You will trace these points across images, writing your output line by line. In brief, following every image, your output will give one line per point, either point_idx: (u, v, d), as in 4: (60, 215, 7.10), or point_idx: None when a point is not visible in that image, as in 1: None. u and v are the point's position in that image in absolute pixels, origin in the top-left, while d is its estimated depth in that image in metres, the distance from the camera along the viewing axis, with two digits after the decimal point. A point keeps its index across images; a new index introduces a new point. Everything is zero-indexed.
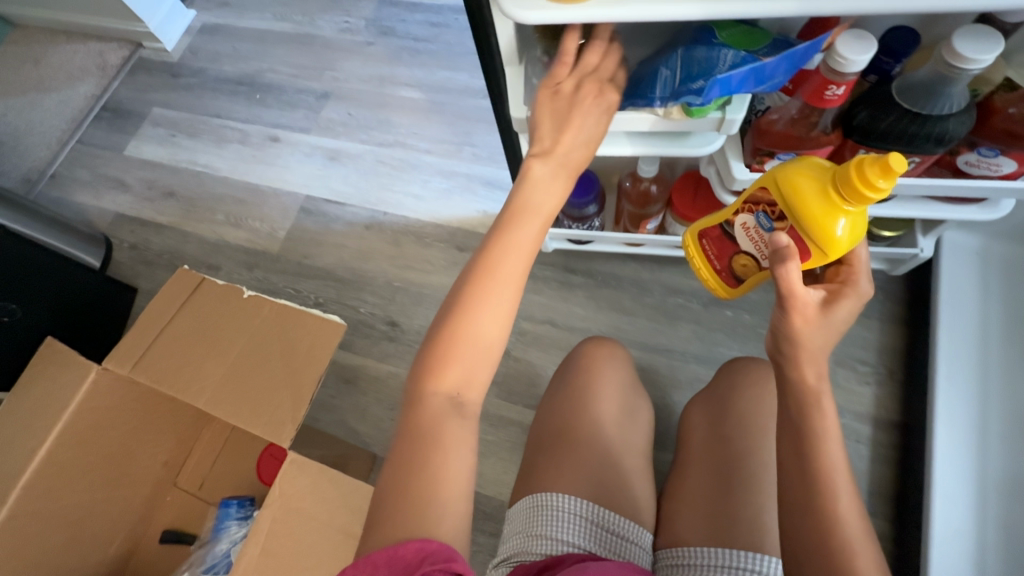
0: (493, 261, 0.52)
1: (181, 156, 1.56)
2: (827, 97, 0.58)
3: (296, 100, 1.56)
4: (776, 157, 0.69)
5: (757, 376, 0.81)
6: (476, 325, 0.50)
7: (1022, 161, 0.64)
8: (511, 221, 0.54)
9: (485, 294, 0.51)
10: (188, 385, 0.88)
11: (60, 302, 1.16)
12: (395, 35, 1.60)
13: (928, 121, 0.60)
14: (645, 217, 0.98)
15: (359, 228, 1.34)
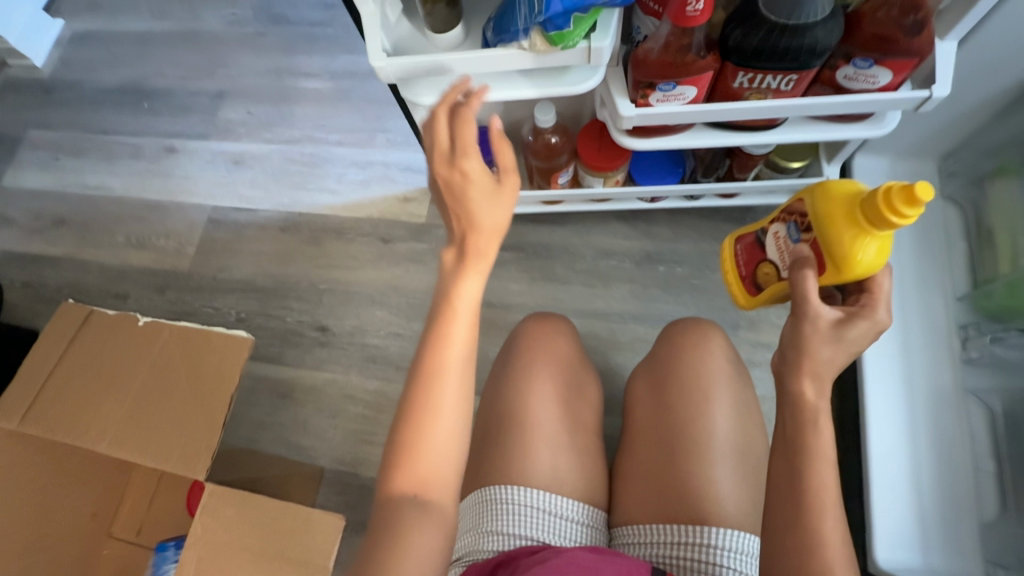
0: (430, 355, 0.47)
1: (68, 180, 1.42)
2: (689, 15, 0.55)
3: (189, 104, 1.44)
4: (657, 88, 0.66)
5: (702, 335, 0.80)
6: (425, 425, 0.46)
7: (896, 70, 0.62)
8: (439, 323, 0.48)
9: (426, 395, 0.47)
10: (84, 430, 0.80)
11: None
12: (288, 22, 1.48)
13: (800, 32, 0.58)
14: (555, 171, 0.93)
15: (276, 232, 1.25)
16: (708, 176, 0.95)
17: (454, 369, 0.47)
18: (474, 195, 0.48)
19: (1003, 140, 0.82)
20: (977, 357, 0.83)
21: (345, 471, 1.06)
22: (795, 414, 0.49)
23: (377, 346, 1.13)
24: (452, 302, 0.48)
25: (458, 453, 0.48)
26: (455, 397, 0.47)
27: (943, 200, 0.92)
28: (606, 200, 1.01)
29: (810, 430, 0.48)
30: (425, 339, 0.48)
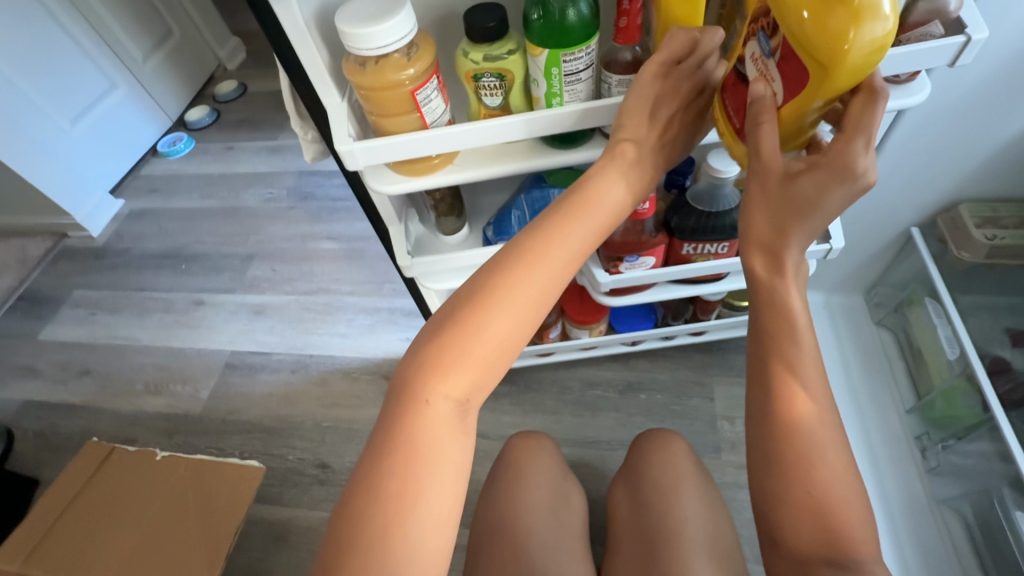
0: (458, 327, 0.46)
1: (100, 334, 1.56)
2: (639, 211, 0.69)
3: (221, 265, 1.65)
4: (625, 260, 0.77)
5: (665, 441, 0.87)
6: (430, 405, 0.44)
7: None
8: (484, 300, 0.46)
9: (442, 368, 0.45)
10: (88, 569, 0.81)
11: None
12: (315, 198, 1.78)
13: (720, 216, 0.74)
14: (546, 328, 1.05)
15: (287, 373, 1.36)
16: (677, 319, 1.06)
17: (489, 354, 0.46)
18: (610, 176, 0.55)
19: (905, 275, 0.99)
20: (937, 465, 0.90)
21: None
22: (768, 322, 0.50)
23: None
24: (505, 283, 0.47)
25: (463, 471, 0.45)
26: (473, 379, 0.46)
27: (876, 326, 1.06)
28: (594, 347, 1.12)
29: (803, 369, 0.48)
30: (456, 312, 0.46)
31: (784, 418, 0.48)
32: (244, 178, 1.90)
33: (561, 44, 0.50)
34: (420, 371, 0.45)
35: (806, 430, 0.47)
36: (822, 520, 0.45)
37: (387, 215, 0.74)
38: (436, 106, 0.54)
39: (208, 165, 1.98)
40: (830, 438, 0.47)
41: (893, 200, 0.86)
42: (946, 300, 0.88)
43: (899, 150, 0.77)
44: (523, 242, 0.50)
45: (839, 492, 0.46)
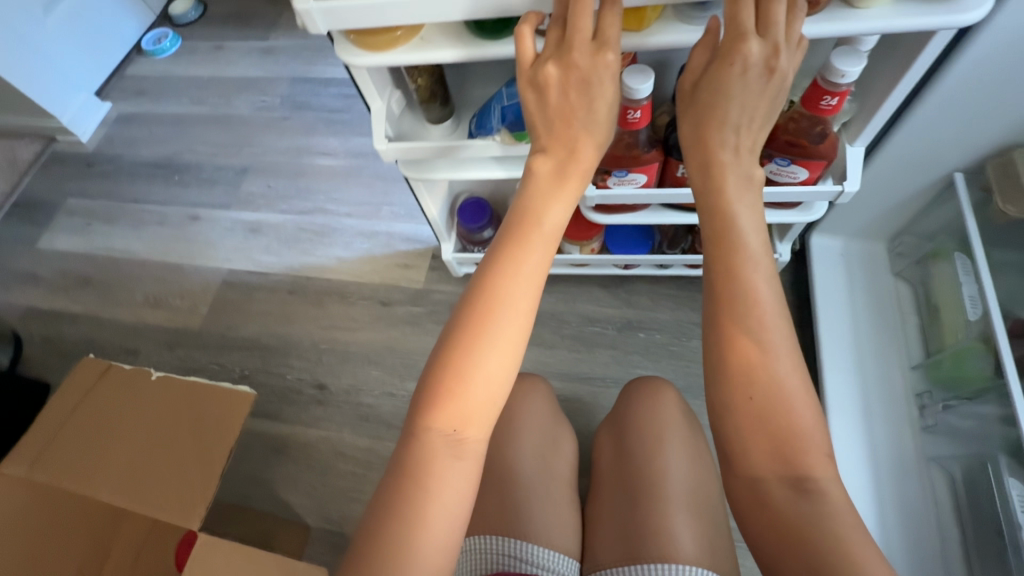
0: (454, 357, 0.52)
1: (97, 244, 1.54)
2: (630, 119, 0.68)
3: (215, 177, 1.59)
4: (613, 174, 0.80)
5: (653, 390, 0.85)
6: (430, 440, 0.51)
7: (811, 169, 0.74)
8: (475, 328, 0.52)
9: (444, 402, 0.51)
10: (93, 479, 0.84)
11: None
12: (311, 109, 1.66)
13: None
14: None
15: (283, 294, 1.34)
16: (674, 247, 1.08)
17: (477, 396, 0.51)
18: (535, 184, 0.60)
19: (935, 225, 0.92)
20: (933, 424, 0.89)
21: (331, 529, 1.07)
22: (725, 229, 0.54)
23: (371, 404, 1.18)
24: (492, 305, 0.53)
25: (467, 493, 0.51)
26: (473, 412, 0.51)
27: (894, 277, 1.01)
28: (585, 266, 1.12)
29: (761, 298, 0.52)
30: (452, 341, 0.52)
31: (727, 318, 0.51)
32: (235, 83, 1.77)
33: None
34: (419, 407, 0.52)
35: (756, 331, 0.50)
36: (777, 437, 0.48)
37: (369, 93, 0.74)
38: None
39: (197, 66, 1.84)
40: (784, 343, 0.50)
41: (937, 142, 0.77)
42: (977, 257, 0.80)
43: (957, 86, 0.67)
44: (489, 277, 0.54)
45: (799, 414, 0.49)
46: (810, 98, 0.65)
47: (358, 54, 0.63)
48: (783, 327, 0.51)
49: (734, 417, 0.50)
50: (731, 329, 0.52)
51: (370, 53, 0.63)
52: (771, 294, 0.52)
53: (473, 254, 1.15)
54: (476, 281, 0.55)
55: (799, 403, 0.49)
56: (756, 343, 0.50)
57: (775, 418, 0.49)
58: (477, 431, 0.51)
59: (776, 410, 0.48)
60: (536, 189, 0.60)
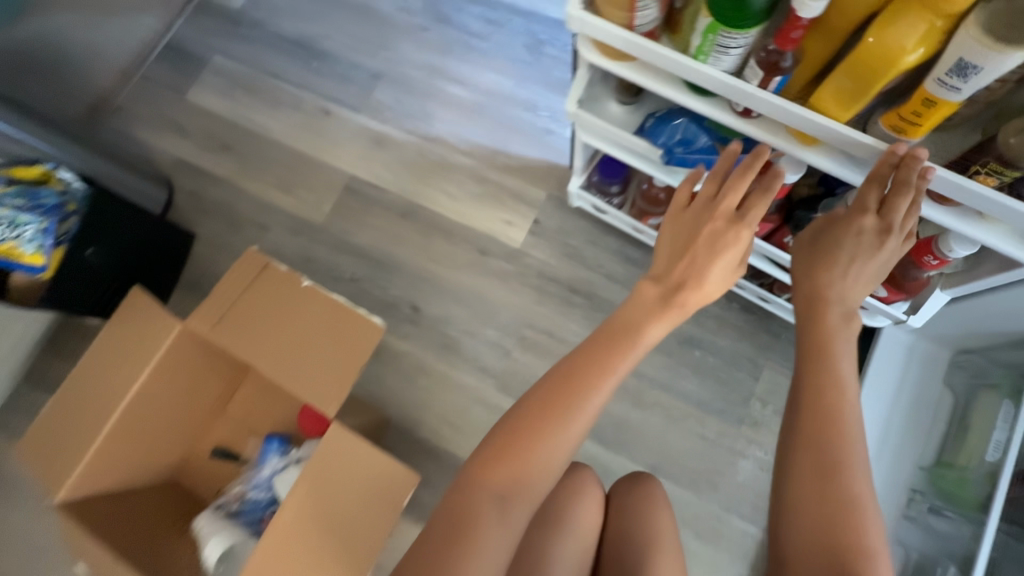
0: (523, 441, 0.69)
1: (239, 112, 1.69)
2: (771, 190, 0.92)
3: (350, 75, 1.67)
4: None
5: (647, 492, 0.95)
6: (482, 493, 0.68)
7: (887, 289, 0.91)
8: (547, 418, 0.69)
9: (506, 472, 0.68)
10: (254, 353, 1.10)
11: (124, 247, 1.29)
12: (450, 25, 1.67)
13: None
14: (650, 215, 1.22)
15: (396, 215, 1.51)
16: (756, 278, 1.20)
17: (534, 466, 0.69)
18: (637, 309, 0.73)
19: (1013, 362, 0.99)
20: (914, 516, 1.06)
21: (404, 426, 1.35)
22: (830, 369, 0.69)
23: (453, 337, 1.39)
24: (567, 408, 0.69)
25: (501, 551, 0.66)
26: (527, 484, 0.68)
27: (946, 385, 1.10)
28: None
29: (802, 408, 0.68)
30: (523, 429, 0.70)
31: (818, 440, 0.66)
32: None
33: (722, 17, 0.69)
34: (486, 461, 0.69)
35: (838, 453, 0.65)
36: (840, 549, 0.61)
37: (581, 65, 0.92)
38: (649, 14, 0.76)
39: None
40: (859, 472, 0.64)
41: None
42: None
43: None
44: (569, 382, 0.71)
45: (866, 536, 0.61)
46: (917, 249, 0.82)
47: (592, 50, 0.85)
48: (861, 457, 0.65)
49: (811, 517, 0.63)
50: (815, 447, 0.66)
51: (602, 55, 0.85)
52: (860, 430, 0.66)
53: (592, 198, 1.27)
54: (558, 382, 0.71)
55: (869, 525, 0.62)
56: (839, 460, 0.65)
57: (841, 532, 0.61)
58: (520, 506, 0.68)
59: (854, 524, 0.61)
60: (636, 313, 0.72)
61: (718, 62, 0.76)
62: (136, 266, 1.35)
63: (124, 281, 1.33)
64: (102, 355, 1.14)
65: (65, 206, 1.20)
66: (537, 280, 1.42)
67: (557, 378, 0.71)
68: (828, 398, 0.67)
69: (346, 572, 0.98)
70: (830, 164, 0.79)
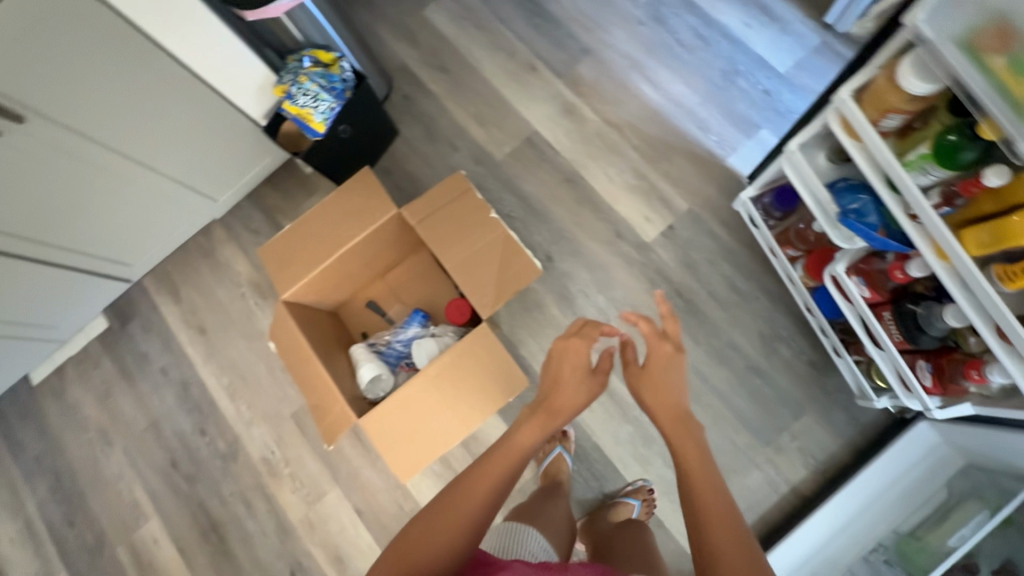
0: (436, 514, 0.80)
1: (462, 40, 1.98)
2: (899, 272, 1.12)
3: (564, 42, 1.92)
4: (855, 277, 1.21)
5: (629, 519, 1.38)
6: (404, 553, 0.77)
7: (933, 383, 1.15)
8: (455, 501, 0.82)
9: (421, 537, 0.78)
10: (443, 249, 1.47)
11: (363, 126, 1.66)
12: (664, 28, 1.87)
13: (922, 324, 1.11)
14: (788, 245, 1.46)
15: (561, 178, 1.81)
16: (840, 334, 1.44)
17: (444, 534, 0.78)
18: (524, 428, 0.95)
19: (1006, 488, 1.23)
20: (868, 560, 1.37)
21: (509, 342, 1.71)
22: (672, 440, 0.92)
23: (571, 291, 1.72)
24: (475, 488, 0.84)
25: None
26: (441, 539, 0.77)
27: (944, 484, 1.37)
28: (792, 283, 1.52)
29: (685, 483, 0.85)
30: (435, 510, 0.81)
31: (688, 481, 0.85)
32: None
33: (942, 150, 0.93)
34: (404, 541, 0.78)
35: (706, 491, 0.82)
36: (729, 547, 0.75)
37: (818, 120, 1.19)
38: (892, 119, 1.01)
39: None
40: (726, 500, 0.81)
41: None
42: (991, 520, 1.19)
43: None
44: (475, 474, 0.86)
45: (744, 543, 0.75)
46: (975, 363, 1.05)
47: (836, 118, 1.12)
48: (724, 492, 0.83)
49: (708, 534, 0.77)
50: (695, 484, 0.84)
51: (839, 126, 1.11)
52: (705, 467, 0.86)
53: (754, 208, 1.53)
54: (460, 484, 0.85)
55: (745, 539, 0.76)
56: (713, 491, 0.82)
57: (731, 532, 0.77)
58: (435, 564, 0.75)
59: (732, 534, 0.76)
60: (522, 433, 0.94)
61: (916, 179, 1.00)
62: (363, 144, 1.72)
63: (354, 153, 1.70)
64: (325, 213, 1.54)
65: (341, 80, 1.54)
66: (653, 273, 1.70)
67: (463, 486, 0.85)
68: (682, 453, 0.89)
69: (461, 420, 1.40)
70: (948, 281, 1.00)
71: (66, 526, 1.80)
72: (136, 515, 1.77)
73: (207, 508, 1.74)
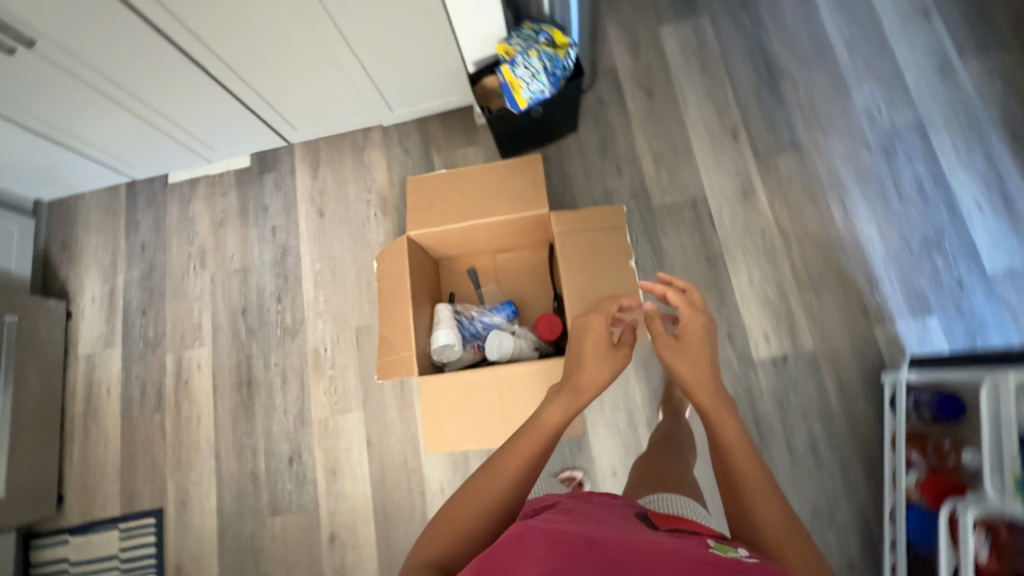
0: (478, 485, 0.77)
1: (682, 73, 1.90)
2: None
3: (778, 126, 1.81)
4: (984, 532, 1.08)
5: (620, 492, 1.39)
6: (449, 514, 0.74)
7: None
8: (489, 474, 0.78)
9: (464, 503, 0.75)
10: (572, 270, 1.45)
11: (553, 110, 1.65)
12: (887, 163, 1.73)
13: None
14: (915, 447, 1.36)
15: (703, 253, 1.74)
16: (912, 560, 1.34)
17: (483, 503, 0.75)
18: (555, 402, 0.87)
19: None
20: None
21: None
22: (709, 411, 0.85)
23: (655, 362, 1.68)
24: (507, 459, 0.80)
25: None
26: (483, 506, 0.75)
27: None
28: (893, 482, 1.44)
29: (725, 465, 0.80)
30: (472, 483, 0.78)
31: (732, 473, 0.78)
32: (885, 71, 1.80)
33: None
34: (447, 511, 0.75)
35: (748, 480, 0.76)
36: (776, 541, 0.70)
37: None
38: None
39: (890, 21, 1.85)
40: (765, 488, 0.75)
41: None
42: None
43: None
44: (506, 451, 0.81)
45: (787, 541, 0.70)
46: None
47: None
48: (760, 474, 0.77)
49: (756, 522, 0.73)
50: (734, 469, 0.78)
51: None
52: (746, 450, 0.80)
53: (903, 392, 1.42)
54: (491, 461, 0.80)
55: (787, 534, 0.71)
56: (754, 472, 0.77)
57: (782, 524, 0.72)
58: (478, 529, 0.73)
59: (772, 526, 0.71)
60: (553, 407, 0.87)
61: None
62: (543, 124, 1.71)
63: (530, 127, 1.70)
64: (484, 175, 1.57)
65: (563, 65, 1.51)
66: (741, 390, 1.63)
67: (493, 463, 0.80)
68: (717, 426, 0.83)
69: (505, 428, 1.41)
70: None
71: (139, 313, 1.99)
72: (195, 336, 1.94)
73: (251, 365, 1.88)
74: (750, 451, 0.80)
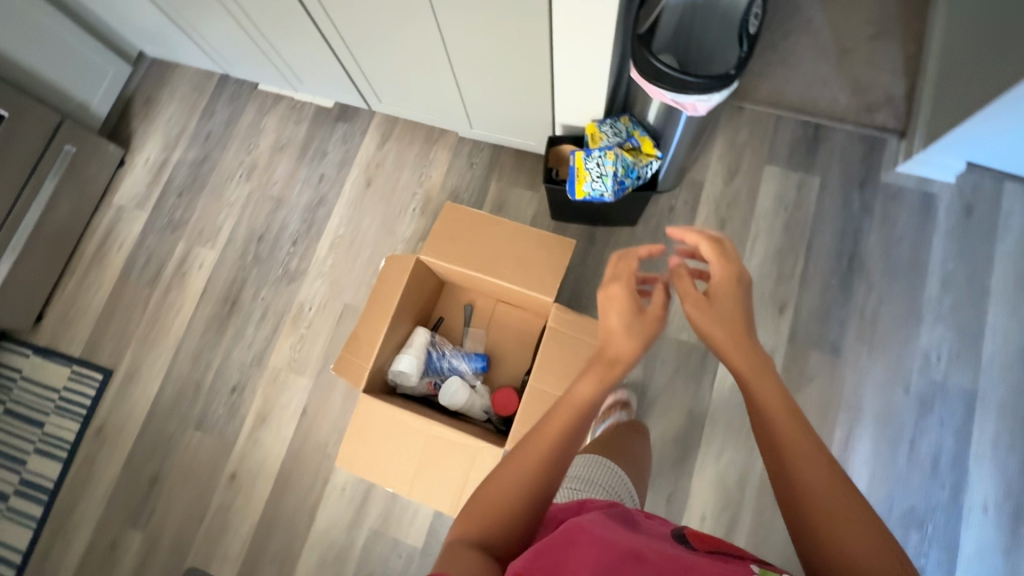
0: (515, 462, 0.74)
1: (763, 221, 1.79)
2: None
3: (829, 321, 1.69)
4: None
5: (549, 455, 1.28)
6: (492, 485, 0.73)
7: None
8: (520, 451, 0.76)
9: (507, 467, 0.74)
10: (543, 369, 1.42)
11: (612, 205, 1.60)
12: (916, 414, 1.60)
13: None
14: None
15: (688, 405, 1.67)
16: None
17: (516, 476, 0.73)
18: (584, 384, 0.81)
19: None
20: None
21: None
22: (746, 382, 0.74)
23: None
24: (540, 433, 0.77)
25: None
26: (523, 479, 0.73)
27: None
28: None
29: (767, 440, 0.70)
30: (507, 459, 0.76)
31: (772, 445, 0.69)
32: (966, 323, 1.65)
33: None
34: (488, 488, 0.73)
35: (794, 457, 0.66)
36: (837, 524, 0.61)
37: None
38: None
39: (1001, 276, 1.68)
40: (819, 464, 0.66)
41: None
42: None
43: None
44: (535, 431, 0.77)
45: (856, 530, 0.60)
46: None
47: None
48: (815, 447, 0.67)
49: (815, 517, 0.63)
50: (781, 445, 0.68)
51: None
52: (795, 421, 0.69)
53: None
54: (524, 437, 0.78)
55: (855, 523, 0.61)
56: (807, 447, 0.67)
57: (839, 507, 0.62)
58: (516, 499, 0.71)
59: (840, 517, 0.62)
60: (581, 389, 0.81)
61: None
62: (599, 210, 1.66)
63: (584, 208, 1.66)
64: (512, 235, 1.53)
65: (637, 175, 1.45)
66: None
67: (527, 439, 0.77)
68: (756, 404, 0.73)
69: (403, 484, 1.37)
70: None
71: (176, 191, 2.09)
72: (211, 237, 2.03)
73: (243, 288, 1.95)
74: (798, 425, 0.69)
